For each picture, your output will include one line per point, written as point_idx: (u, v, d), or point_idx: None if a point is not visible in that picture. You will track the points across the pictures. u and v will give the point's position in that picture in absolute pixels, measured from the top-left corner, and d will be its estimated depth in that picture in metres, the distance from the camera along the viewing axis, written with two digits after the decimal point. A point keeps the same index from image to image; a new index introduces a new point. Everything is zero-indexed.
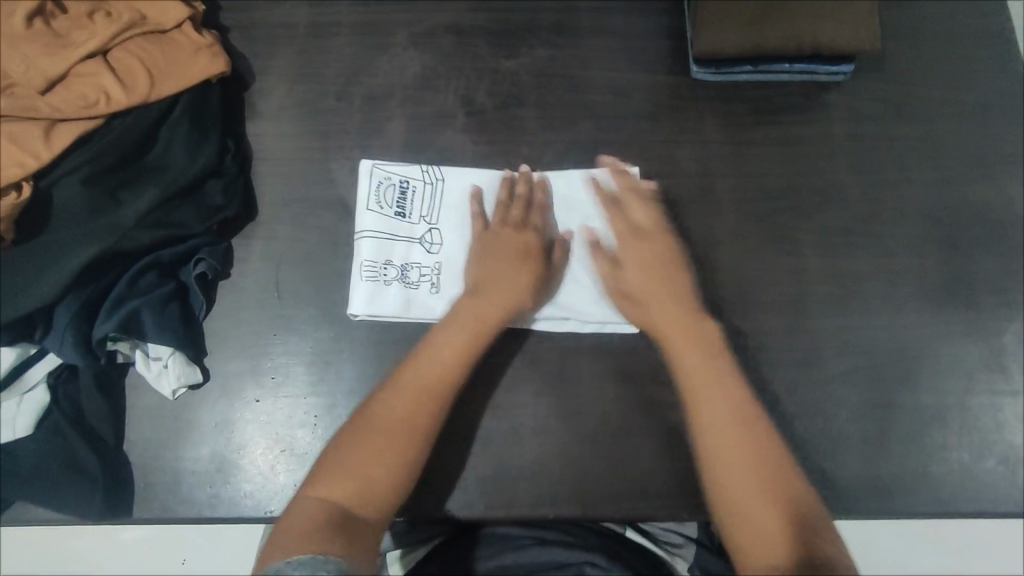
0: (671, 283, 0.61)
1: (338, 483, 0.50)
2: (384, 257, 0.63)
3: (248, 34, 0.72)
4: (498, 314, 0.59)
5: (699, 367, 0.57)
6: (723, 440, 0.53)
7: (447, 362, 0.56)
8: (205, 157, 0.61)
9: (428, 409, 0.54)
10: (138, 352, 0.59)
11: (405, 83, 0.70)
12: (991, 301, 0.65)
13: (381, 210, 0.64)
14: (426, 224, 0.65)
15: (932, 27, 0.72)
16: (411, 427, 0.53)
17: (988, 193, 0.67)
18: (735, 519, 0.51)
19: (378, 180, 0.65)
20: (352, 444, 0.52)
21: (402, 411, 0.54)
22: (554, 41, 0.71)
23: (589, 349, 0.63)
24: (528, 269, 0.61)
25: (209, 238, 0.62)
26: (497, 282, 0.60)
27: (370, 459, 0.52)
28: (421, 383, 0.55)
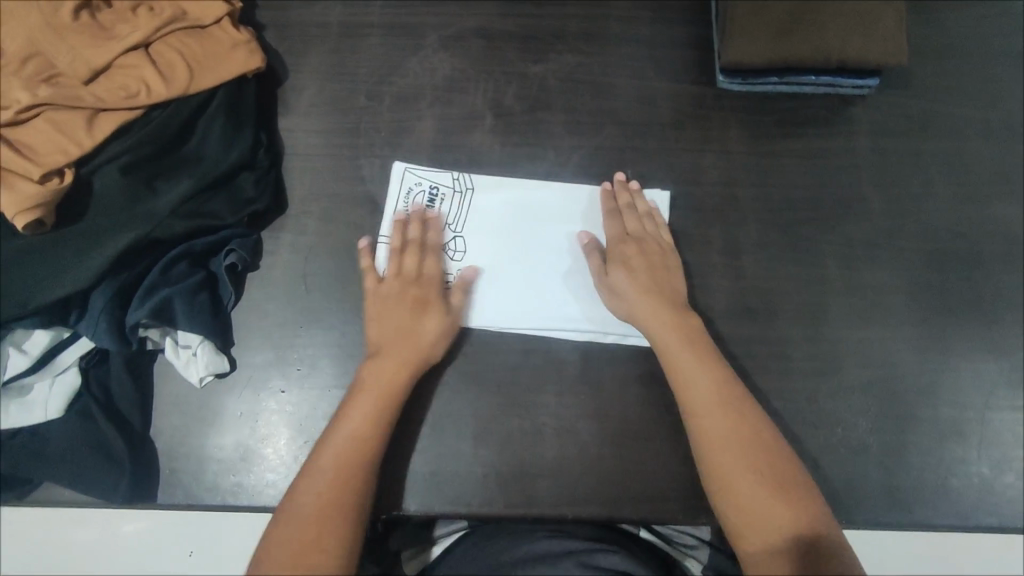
0: (659, 278, 0.62)
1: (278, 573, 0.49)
2: None
3: (282, 32, 0.73)
4: (406, 374, 0.58)
5: (689, 364, 0.57)
6: (720, 437, 0.54)
7: (363, 429, 0.55)
8: (239, 150, 0.62)
9: (352, 478, 0.53)
10: (168, 339, 0.60)
11: (435, 84, 0.71)
12: (1010, 316, 0.65)
13: (408, 216, 0.67)
14: (452, 231, 0.66)
15: (956, 43, 0.72)
16: (340, 501, 0.52)
17: (1013, 208, 0.68)
18: (739, 511, 0.51)
19: (408, 186, 0.67)
20: (285, 529, 0.51)
21: (331, 490, 0.52)
22: (582, 48, 0.73)
23: (610, 352, 0.63)
24: (431, 320, 0.61)
25: (241, 230, 0.63)
26: (402, 342, 0.59)
27: (307, 546, 0.50)
28: (344, 454, 0.54)
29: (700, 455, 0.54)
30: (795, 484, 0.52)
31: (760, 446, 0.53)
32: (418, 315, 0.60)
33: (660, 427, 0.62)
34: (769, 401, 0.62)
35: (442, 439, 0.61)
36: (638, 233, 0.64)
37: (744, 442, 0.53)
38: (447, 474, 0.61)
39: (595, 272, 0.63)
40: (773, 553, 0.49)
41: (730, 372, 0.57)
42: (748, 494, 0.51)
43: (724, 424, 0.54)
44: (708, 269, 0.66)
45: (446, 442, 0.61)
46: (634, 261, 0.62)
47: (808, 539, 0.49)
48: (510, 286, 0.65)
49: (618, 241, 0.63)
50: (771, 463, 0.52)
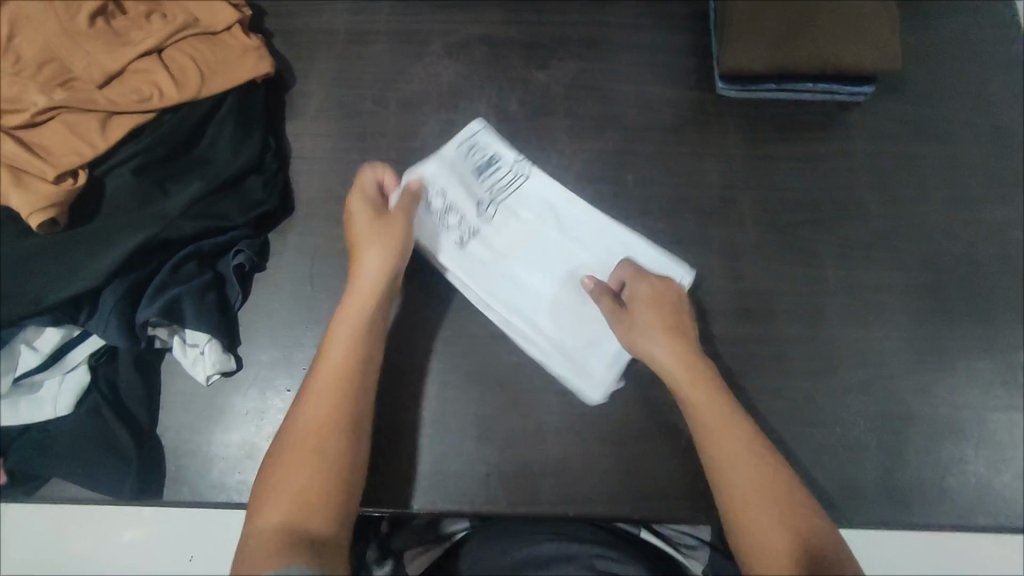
0: (669, 316, 0.59)
1: (276, 507, 0.48)
2: (437, 189, 0.67)
3: (290, 39, 0.75)
4: (377, 293, 0.58)
5: (694, 392, 0.56)
6: (729, 460, 0.52)
7: (343, 360, 0.54)
8: (248, 152, 0.64)
9: (339, 408, 0.52)
10: (175, 338, 0.61)
11: (439, 89, 0.73)
12: (1007, 317, 0.66)
13: (461, 165, 0.69)
14: (490, 199, 0.68)
15: (948, 51, 0.74)
16: (330, 432, 0.51)
17: (1006, 211, 0.69)
18: (754, 532, 0.49)
19: (476, 142, 0.70)
20: (278, 466, 0.50)
21: (321, 416, 0.52)
22: (583, 55, 0.74)
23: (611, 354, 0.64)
24: (388, 232, 0.60)
25: (248, 231, 0.64)
26: (366, 266, 0.58)
27: (298, 472, 0.49)
28: (329, 386, 0.53)
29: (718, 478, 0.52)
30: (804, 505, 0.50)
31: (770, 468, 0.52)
32: (377, 234, 0.59)
33: (661, 427, 0.62)
34: (768, 400, 0.63)
35: (447, 438, 0.62)
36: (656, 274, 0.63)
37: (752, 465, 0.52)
38: (449, 471, 0.62)
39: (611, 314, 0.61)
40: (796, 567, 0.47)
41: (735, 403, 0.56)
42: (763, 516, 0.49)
43: (731, 448, 0.53)
44: (708, 270, 0.67)
45: (449, 441, 0.62)
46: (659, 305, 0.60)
47: (813, 551, 0.47)
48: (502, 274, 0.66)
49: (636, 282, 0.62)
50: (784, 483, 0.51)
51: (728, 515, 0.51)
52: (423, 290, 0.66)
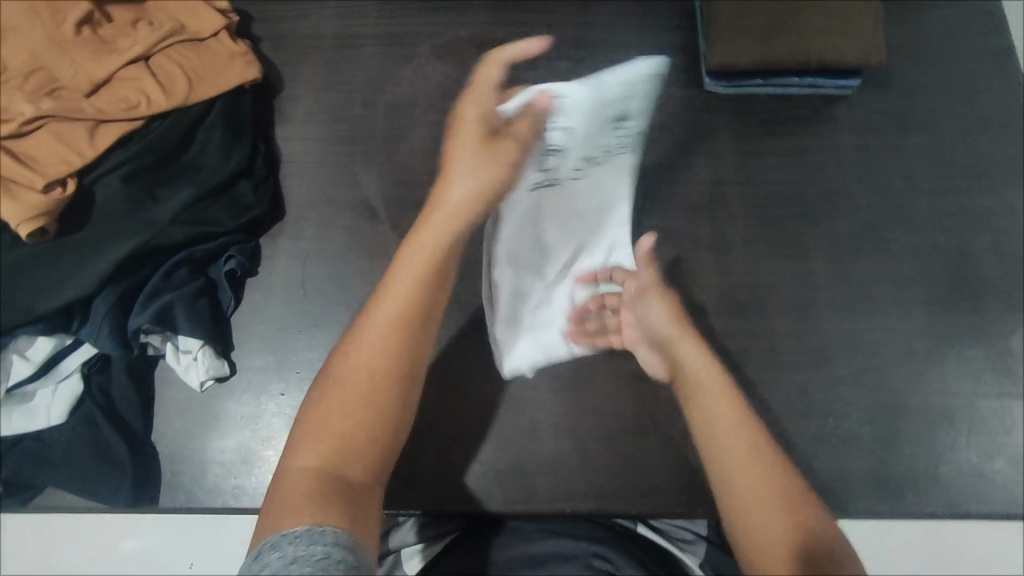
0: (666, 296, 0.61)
1: (316, 449, 0.45)
2: (564, 128, 0.57)
3: (278, 45, 0.75)
4: (450, 229, 0.57)
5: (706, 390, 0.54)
6: (734, 450, 0.50)
7: (408, 302, 0.52)
8: (237, 158, 0.64)
9: (397, 355, 0.50)
10: (168, 344, 0.61)
11: (428, 91, 0.73)
12: (996, 306, 0.66)
13: (603, 109, 0.56)
14: (592, 159, 0.59)
15: (931, 43, 0.75)
16: (384, 375, 0.49)
17: (993, 200, 0.69)
18: (757, 527, 0.46)
19: (628, 84, 0.56)
20: (323, 404, 0.47)
21: (380, 353, 0.49)
22: (570, 54, 0.74)
23: (602, 352, 0.64)
24: (485, 156, 0.60)
25: (239, 236, 0.65)
26: (448, 201, 0.59)
27: (341, 415, 0.47)
28: (391, 327, 0.51)
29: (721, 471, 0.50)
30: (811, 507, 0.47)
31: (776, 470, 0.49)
32: (473, 165, 0.60)
33: (656, 422, 0.63)
34: (761, 394, 0.63)
35: (442, 439, 0.62)
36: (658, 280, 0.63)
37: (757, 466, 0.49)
38: (445, 472, 0.62)
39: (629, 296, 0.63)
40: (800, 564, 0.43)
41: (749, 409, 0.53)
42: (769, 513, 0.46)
43: (738, 447, 0.50)
44: (699, 266, 0.67)
45: (444, 442, 0.62)
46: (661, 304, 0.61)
47: (814, 547, 0.44)
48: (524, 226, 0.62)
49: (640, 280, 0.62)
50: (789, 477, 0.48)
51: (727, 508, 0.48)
52: None
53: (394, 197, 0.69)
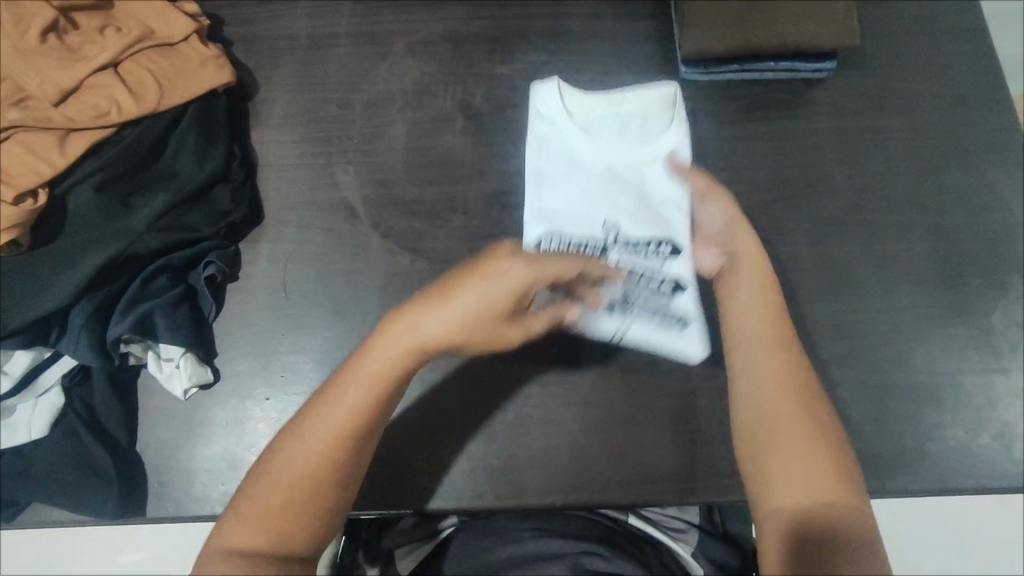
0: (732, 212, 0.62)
1: (249, 530, 0.47)
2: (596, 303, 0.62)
3: (250, 47, 0.74)
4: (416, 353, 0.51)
5: (767, 340, 0.55)
6: (772, 400, 0.52)
7: (358, 410, 0.49)
8: (213, 163, 0.63)
9: (338, 463, 0.49)
10: (149, 353, 0.60)
11: (404, 88, 0.72)
12: (977, 282, 0.66)
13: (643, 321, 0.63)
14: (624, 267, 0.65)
15: (904, 23, 0.75)
16: (321, 477, 0.48)
17: (971, 177, 0.70)
18: (772, 480, 0.50)
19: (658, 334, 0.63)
20: (267, 482, 0.48)
21: (323, 450, 0.49)
22: (546, 47, 0.74)
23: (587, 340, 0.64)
24: (490, 321, 0.51)
25: (218, 241, 0.64)
26: (416, 324, 0.51)
27: (282, 502, 0.47)
28: (337, 432, 0.49)
29: (754, 419, 0.52)
30: (831, 450, 0.50)
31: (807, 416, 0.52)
32: (463, 324, 0.50)
33: (644, 412, 0.63)
34: None
35: (431, 437, 0.62)
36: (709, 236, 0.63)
37: (790, 410, 0.52)
38: (435, 469, 0.61)
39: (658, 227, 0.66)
40: (800, 523, 0.48)
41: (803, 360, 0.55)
42: (788, 469, 0.50)
43: (780, 398, 0.52)
44: None
45: (432, 440, 0.62)
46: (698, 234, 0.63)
47: (818, 510, 0.48)
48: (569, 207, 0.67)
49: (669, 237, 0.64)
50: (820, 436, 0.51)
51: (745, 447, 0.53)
52: (399, 289, 0.65)
53: (374, 196, 0.69)
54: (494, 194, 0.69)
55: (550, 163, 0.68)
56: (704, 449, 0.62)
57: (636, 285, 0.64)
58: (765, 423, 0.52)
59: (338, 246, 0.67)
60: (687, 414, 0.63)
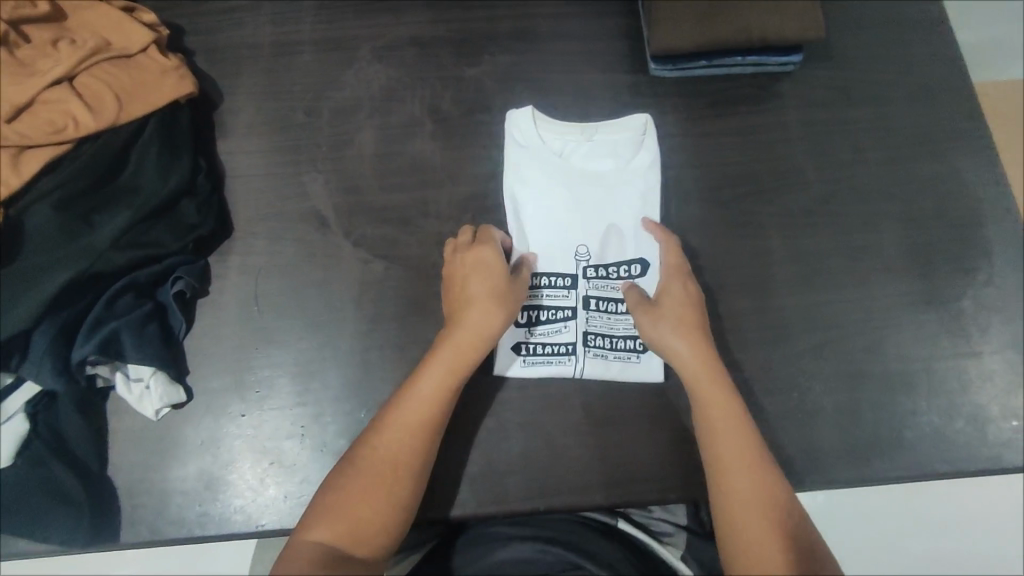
0: (687, 309, 0.60)
1: (331, 528, 0.50)
2: (556, 339, 0.64)
3: (213, 56, 0.73)
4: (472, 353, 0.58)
5: (722, 414, 0.56)
6: (734, 479, 0.53)
7: (427, 410, 0.55)
8: (178, 176, 0.62)
9: (413, 463, 0.54)
10: (118, 374, 0.59)
11: (371, 95, 0.72)
12: (947, 268, 0.67)
13: (601, 354, 0.64)
14: (589, 301, 0.65)
15: (865, 15, 0.76)
16: (396, 472, 0.53)
17: (937, 166, 0.71)
18: (752, 554, 0.49)
19: (619, 368, 0.63)
20: (346, 483, 0.52)
21: (396, 449, 0.54)
22: (513, 48, 0.74)
23: (571, 345, 0.64)
24: (502, 298, 0.59)
25: (186, 257, 0.63)
26: (469, 325, 0.58)
27: (360, 500, 0.51)
28: (408, 431, 0.54)
29: (718, 504, 0.53)
30: (792, 518, 0.51)
31: (777, 494, 0.52)
32: (486, 305, 0.58)
33: (622, 412, 0.63)
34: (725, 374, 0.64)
35: None
36: (687, 324, 0.59)
37: (756, 475, 0.53)
38: None
39: (641, 306, 0.61)
40: None
41: (765, 452, 0.55)
42: (764, 543, 0.50)
43: (742, 477, 0.53)
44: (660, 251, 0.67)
45: None
46: (666, 310, 0.60)
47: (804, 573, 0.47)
48: (545, 232, 0.67)
49: (643, 313, 0.61)
50: (782, 505, 0.52)
51: (731, 553, 0.51)
52: (372, 297, 0.64)
53: (344, 204, 0.68)
54: (465, 197, 0.68)
55: (525, 180, 0.68)
56: (684, 446, 0.62)
57: (597, 317, 0.65)
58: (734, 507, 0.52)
59: (311, 256, 0.66)
60: (666, 413, 0.63)
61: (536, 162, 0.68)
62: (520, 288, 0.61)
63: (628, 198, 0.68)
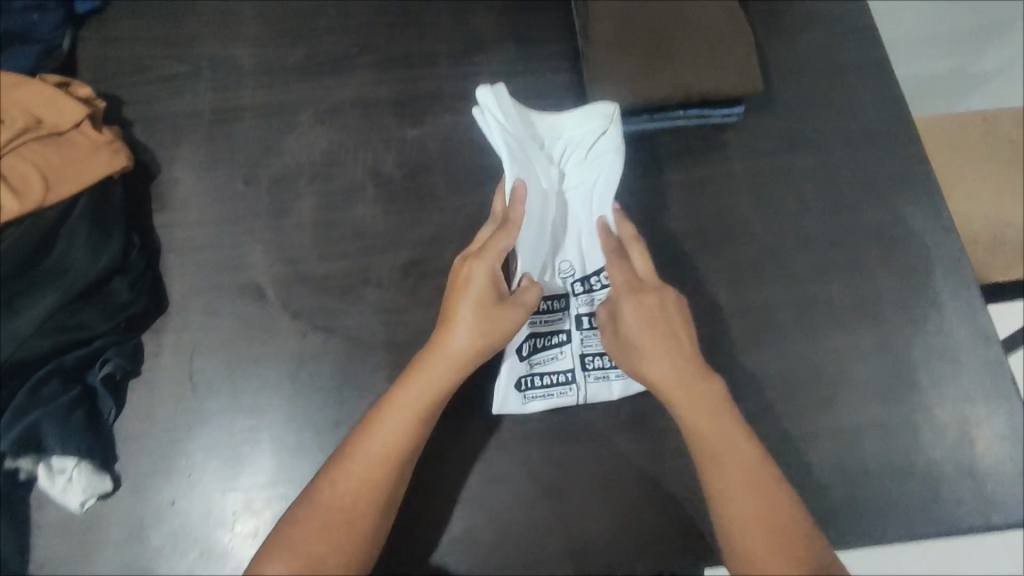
0: (663, 326, 0.59)
1: (289, 566, 0.50)
2: (554, 368, 0.63)
3: (151, 126, 0.73)
4: (445, 379, 0.57)
5: (715, 433, 0.55)
6: (735, 502, 0.53)
7: (396, 441, 0.55)
8: (108, 256, 0.62)
9: (376, 501, 0.53)
10: (41, 466, 0.57)
11: (313, 160, 0.71)
12: (896, 319, 0.66)
13: (600, 377, 0.63)
14: (583, 323, 0.65)
15: (808, 64, 0.76)
16: (365, 503, 0.53)
17: (882, 215, 0.70)
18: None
19: (618, 389, 0.62)
20: (310, 520, 0.52)
21: (360, 485, 0.53)
22: (456, 107, 0.74)
23: (571, 371, 0.63)
24: (484, 321, 0.57)
25: (117, 336, 0.62)
26: (447, 349, 0.58)
27: (318, 537, 0.51)
28: (373, 465, 0.54)
29: (722, 528, 0.53)
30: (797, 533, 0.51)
31: (778, 510, 0.52)
32: (468, 329, 0.58)
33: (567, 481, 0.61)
34: (674, 439, 0.62)
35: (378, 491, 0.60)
36: (661, 347, 0.58)
37: (759, 490, 0.53)
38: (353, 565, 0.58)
39: (612, 330, 0.61)
40: None
41: (769, 464, 0.54)
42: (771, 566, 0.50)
43: (743, 498, 0.53)
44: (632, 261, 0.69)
45: None
46: (637, 334, 0.59)
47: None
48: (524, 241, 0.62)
49: (613, 338, 0.61)
50: (788, 521, 0.51)
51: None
52: (311, 372, 0.63)
53: (283, 275, 0.66)
54: (407, 263, 0.67)
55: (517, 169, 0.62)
56: (631, 516, 0.60)
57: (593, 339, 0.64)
58: (740, 530, 0.52)
59: (249, 330, 0.64)
60: (614, 482, 0.61)
61: (513, 155, 0.62)
62: (508, 308, 0.58)
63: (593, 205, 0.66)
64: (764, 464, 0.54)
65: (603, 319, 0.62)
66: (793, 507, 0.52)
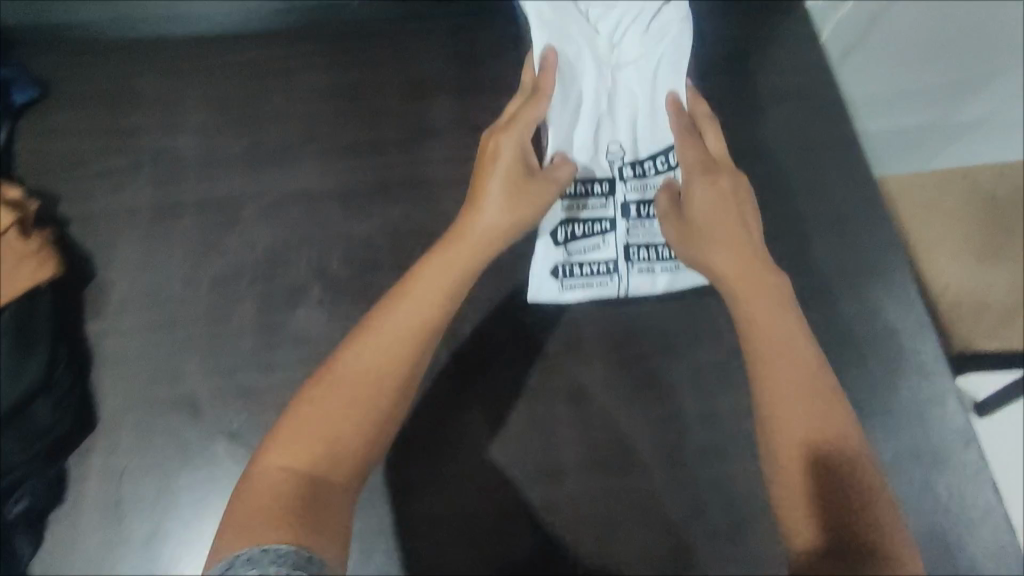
0: (727, 212, 0.59)
1: (302, 451, 0.48)
2: (595, 259, 0.66)
3: (88, 225, 0.70)
4: (473, 254, 0.57)
5: (782, 322, 0.54)
6: (786, 386, 0.51)
7: (418, 318, 0.53)
8: (28, 377, 0.58)
9: (398, 383, 0.51)
10: None
11: (256, 259, 0.68)
12: (868, 424, 0.63)
13: (643, 270, 0.66)
14: (630, 215, 0.67)
15: (774, 144, 0.73)
16: (384, 390, 0.51)
17: (854, 307, 0.67)
18: (799, 474, 0.49)
19: (662, 281, 0.66)
20: (326, 401, 0.50)
21: (381, 364, 0.51)
22: (407, 198, 0.71)
23: (613, 261, 0.66)
24: (515, 195, 0.58)
25: (36, 466, 0.58)
26: (479, 224, 0.58)
27: (332, 420, 0.49)
28: (394, 343, 0.52)
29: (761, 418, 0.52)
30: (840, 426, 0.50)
31: (821, 395, 0.51)
32: (498, 200, 0.58)
33: None
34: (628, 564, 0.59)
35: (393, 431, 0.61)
36: (725, 232, 0.58)
37: (806, 376, 0.52)
38: None
39: (671, 215, 0.61)
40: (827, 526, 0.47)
41: (818, 355, 0.53)
42: (799, 460, 0.49)
43: (793, 384, 0.51)
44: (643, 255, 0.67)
45: None
46: (698, 217, 0.59)
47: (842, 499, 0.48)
48: (564, 112, 0.64)
49: (673, 224, 0.61)
50: (831, 417, 0.50)
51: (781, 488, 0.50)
52: None
53: (220, 387, 0.63)
54: None
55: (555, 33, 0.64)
56: None
57: (638, 227, 0.67)
58: (782, 419, 0.51)
59: (181, 451, 0.61)
60: None
61: (550, 19, 0.65)
62: (538, 185, 0.59)
63: (661, 84, 0.67)
64: (822, 373, 0.52)
65: (661, 203, 0.62)
66: (837, 398, 0.51)
